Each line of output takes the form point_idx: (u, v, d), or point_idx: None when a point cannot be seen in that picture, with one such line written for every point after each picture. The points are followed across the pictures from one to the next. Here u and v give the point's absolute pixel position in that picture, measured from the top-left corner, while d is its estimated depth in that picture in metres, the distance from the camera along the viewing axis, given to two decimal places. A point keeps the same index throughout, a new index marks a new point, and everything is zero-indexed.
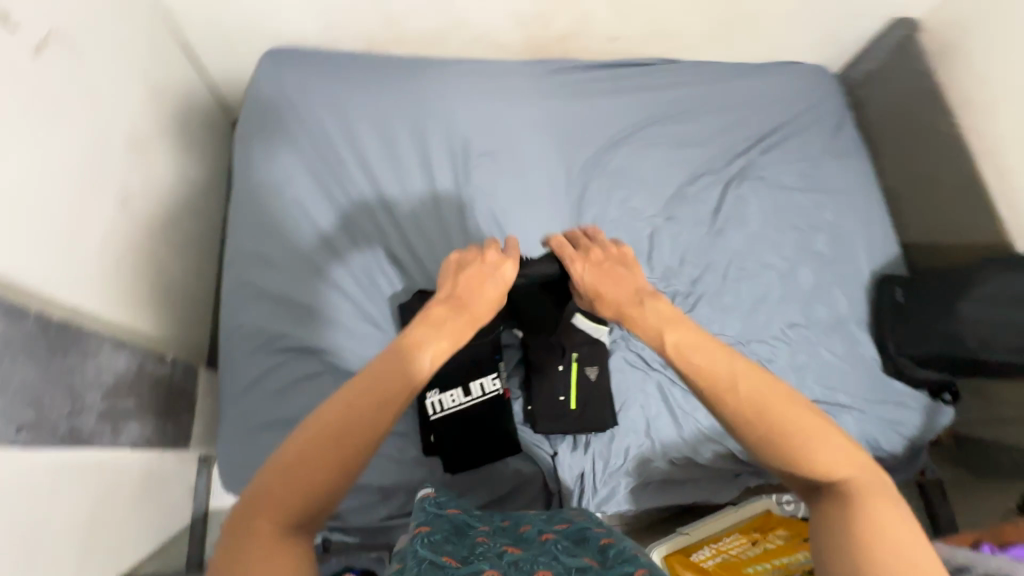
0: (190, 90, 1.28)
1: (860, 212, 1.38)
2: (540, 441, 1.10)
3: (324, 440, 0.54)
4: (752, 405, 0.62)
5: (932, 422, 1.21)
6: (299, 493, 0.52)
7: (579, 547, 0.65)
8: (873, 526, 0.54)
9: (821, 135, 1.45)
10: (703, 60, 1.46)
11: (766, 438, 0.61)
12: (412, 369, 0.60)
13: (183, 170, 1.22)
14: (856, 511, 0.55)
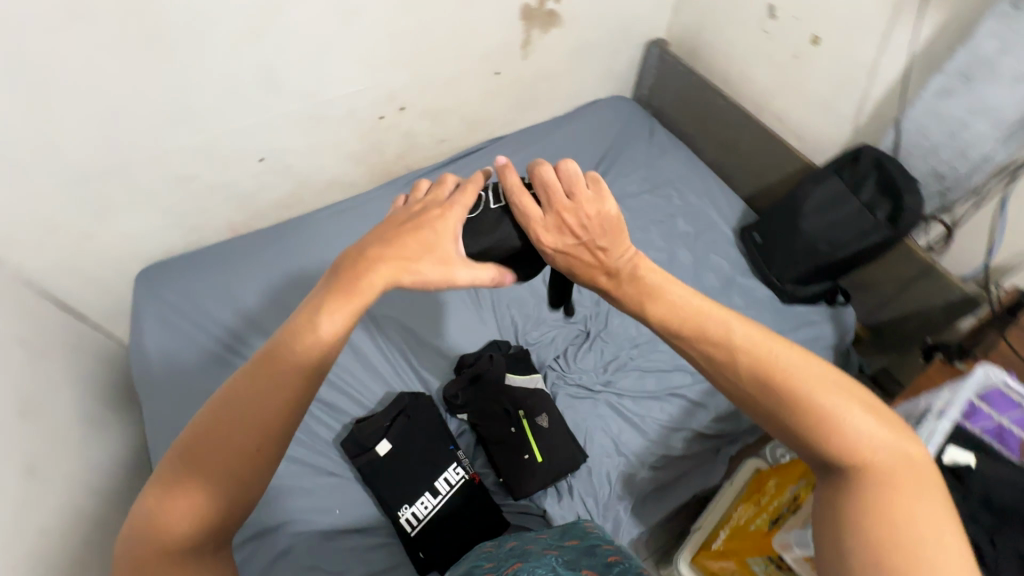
0: (79, 338, 1.31)
1: (697, 190, 1.60)
2: (527, 507, 1.10)
3: (220, 429, 0.53)
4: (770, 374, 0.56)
5: (843, 325, 1.34)
6: (198, 507, 0.52)
7: (582, 561, 0.66)
8: (895, 512, 0.48)
9: (639, 147, 1.71)
10: (520, 132, 1.72)
11: (778, 408, 0.55)
12: (299, 366, 0.54)
13: (94, 414, 1.22)
14: (881, 499, 0.49)
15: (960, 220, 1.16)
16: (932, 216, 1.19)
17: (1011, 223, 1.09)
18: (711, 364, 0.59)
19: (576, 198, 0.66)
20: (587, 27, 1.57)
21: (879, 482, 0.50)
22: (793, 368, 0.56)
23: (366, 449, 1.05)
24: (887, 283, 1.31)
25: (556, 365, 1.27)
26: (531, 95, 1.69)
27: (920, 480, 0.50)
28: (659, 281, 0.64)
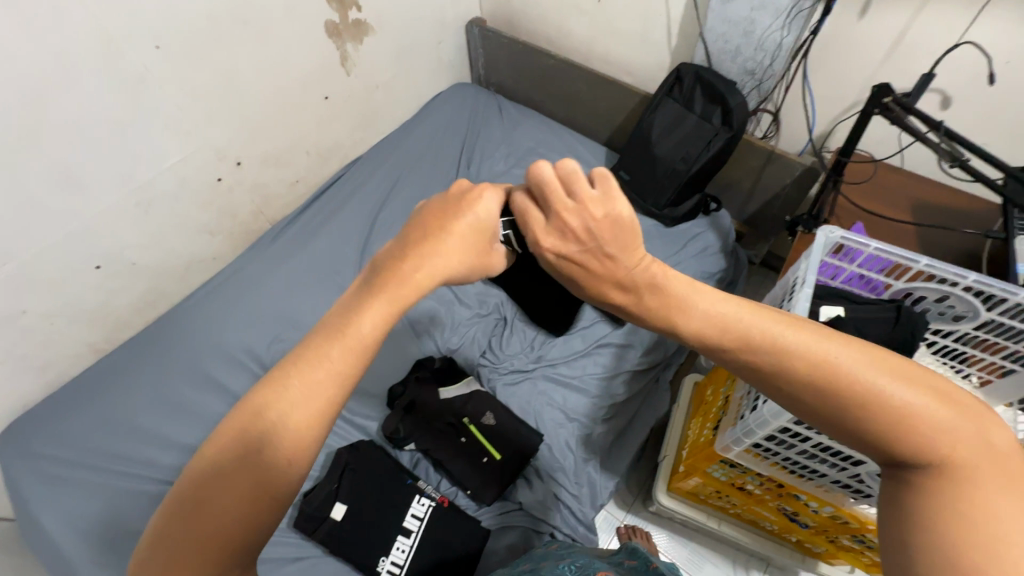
0: None
1: (558, 150, 1.65)
2: (504, 506, 1.10)
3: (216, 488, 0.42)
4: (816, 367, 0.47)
5: (722, 227, 1.45)
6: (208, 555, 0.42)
7: None
8: (970, 513, 0.40)
9: (492, 129, 1.75)
10: (374, 151, 1.70)
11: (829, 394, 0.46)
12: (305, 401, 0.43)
13: None
14: (956, 497, 0.41)
15: (779, 105, 1.28)
16: (757, 108, 1.31)
17: (817, 94, 1.22)
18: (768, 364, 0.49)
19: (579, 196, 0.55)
20: (399, 28, 1.55)
21: (952, 482, 0.41)
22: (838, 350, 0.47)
23: (322, 522, 0.99)
24: (745, 177, 1.42)
25: (486, 361, 1.27)
26: (370, 109, 1.64)
27: (999, 473, 0.41)
28: (681, 292, 0.54)
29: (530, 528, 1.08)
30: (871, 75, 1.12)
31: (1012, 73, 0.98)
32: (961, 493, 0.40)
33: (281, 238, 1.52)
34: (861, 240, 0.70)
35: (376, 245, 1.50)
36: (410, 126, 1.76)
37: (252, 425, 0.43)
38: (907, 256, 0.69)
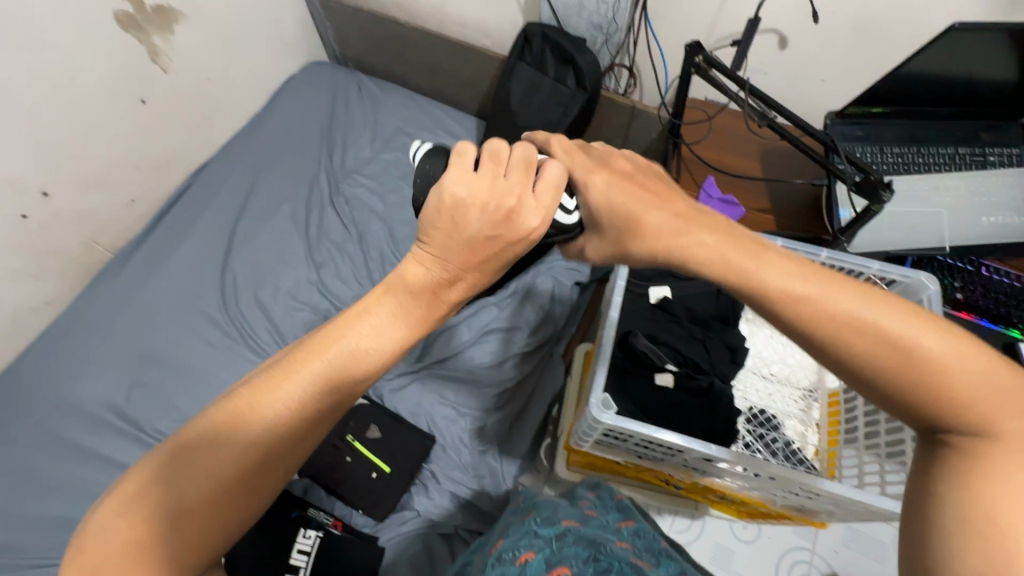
0: None
1: (427, 125, 1.55)
2: (402, 517, 1.07)
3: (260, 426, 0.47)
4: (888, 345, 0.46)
5: None
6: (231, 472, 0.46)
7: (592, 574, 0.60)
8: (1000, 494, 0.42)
9: (354, 107, 1.60)
10: (224, 151, 1.54)
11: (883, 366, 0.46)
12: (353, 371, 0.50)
13: None
14: (981, 478, 0.43)
15: (630, 59, 1.23)
16: (610, 63, 1.25)
17: (664, 47, 1.18)
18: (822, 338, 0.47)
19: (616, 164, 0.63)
20: (220, 10, 1.36)
21: (980, 457, 0.44)
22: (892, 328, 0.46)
23: None
24: (615, 135, 1.39)
25: None
26: (208, 106, 1.47)
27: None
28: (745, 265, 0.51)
29: (433, 531, 1.06)
30: (713, 20, 1.08)
31: (833, 8, 0.98)
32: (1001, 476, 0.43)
33: (127, 264, 1.36)
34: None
35: (238, 256, 1.37)
36: (262, 118, 1.59)
37: (305, 373, 0.49)
38: None
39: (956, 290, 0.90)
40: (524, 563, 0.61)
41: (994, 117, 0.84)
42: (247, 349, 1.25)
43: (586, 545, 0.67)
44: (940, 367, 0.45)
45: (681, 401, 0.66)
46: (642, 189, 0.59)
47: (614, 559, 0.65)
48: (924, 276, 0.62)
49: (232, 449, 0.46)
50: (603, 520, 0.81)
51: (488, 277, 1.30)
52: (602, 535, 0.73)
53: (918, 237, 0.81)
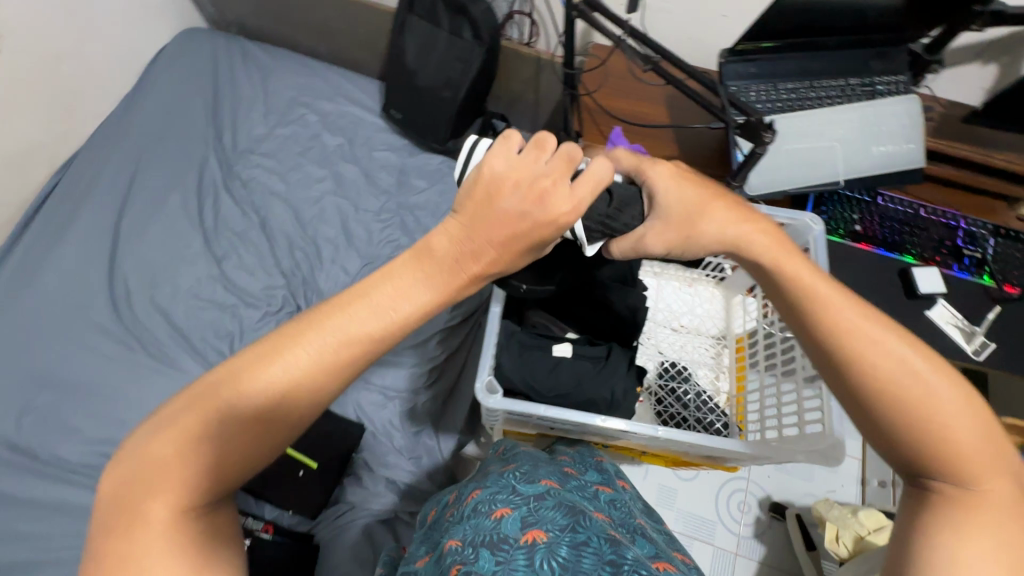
0: None
1: (324, 92, 1.42)
2: (336, 510, 1.05)
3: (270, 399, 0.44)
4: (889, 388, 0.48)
5: None
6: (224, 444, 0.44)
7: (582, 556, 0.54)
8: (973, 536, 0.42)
9: (240, 77, 1.44)
10: (94, 139, 1.36)
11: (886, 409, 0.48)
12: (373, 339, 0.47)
13: None
14: (963, 527, 0.43)
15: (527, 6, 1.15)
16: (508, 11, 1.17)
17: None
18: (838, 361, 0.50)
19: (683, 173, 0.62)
20: None
21: (970, 510, 0.44)
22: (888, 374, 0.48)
23: None
24: (524, 89, 1.32)
25: None
26: (65, 90, 1.29)
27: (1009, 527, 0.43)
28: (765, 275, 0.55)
29: (371, 519, 1.04)
30: None
31: None
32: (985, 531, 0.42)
33: None
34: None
35: (124, 256, 1.23)
36: (134, 96, 1.41)
37: (323, 349, 0.45)
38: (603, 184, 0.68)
39: (854, 223, 0.91)
40: (498, 518, 0.59)
41: (879, 45, 0.84)
42: (148, 358, 1.14)
43: (563, 510, 0.61)
44: (935, 409, 0.46)
45: (583, 368, 0.66)
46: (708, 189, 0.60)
47: (591, 531, 0.58)
48: (807, 218, 0.63)
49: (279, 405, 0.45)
50: (580, 480, 0.74)
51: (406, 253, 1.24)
52: (583, 497, 0.67)
53: (811, 176, 0.81)
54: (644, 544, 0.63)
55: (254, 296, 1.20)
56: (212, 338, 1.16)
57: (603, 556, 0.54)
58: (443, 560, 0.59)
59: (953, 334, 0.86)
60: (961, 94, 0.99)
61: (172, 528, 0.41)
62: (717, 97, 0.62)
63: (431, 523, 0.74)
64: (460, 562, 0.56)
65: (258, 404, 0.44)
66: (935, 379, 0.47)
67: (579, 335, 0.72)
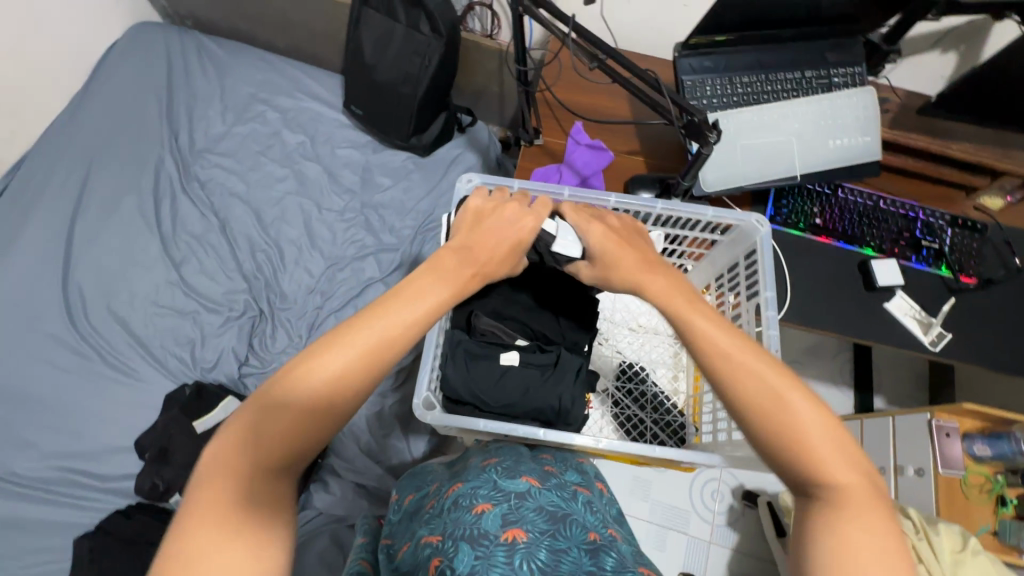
0: None
1: (284, 88, 1.38)
2: (303, 515, 1.05)
3: (341, 381, 0.46)
4: (761, 394, 0.48)
5: (480, 144, 1.34)
6: (297, 429, 0.44)
7: (560, 564, 0.53)
8: (861, 549, 0.41)
9: (195, 73, 1.39)
10: (43, 140, 1.31)
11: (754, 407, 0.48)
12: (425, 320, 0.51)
13: None
14: (837, 533, 0.42)
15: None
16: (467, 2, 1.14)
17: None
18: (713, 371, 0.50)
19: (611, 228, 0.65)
20: None
21: (838, 515, 0.43)
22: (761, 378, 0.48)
23: None
24: (489, 83, 1.30)
25: (255, 365, 1.14)
26: None
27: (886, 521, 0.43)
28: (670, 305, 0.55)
29: (339, 525, 1.03)
30: None
31: None
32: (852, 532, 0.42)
33: None
34: (500, 181, 0.72)
35: (78, 262, 1.19)
36: (84, 95, 1.35)
37: (384, 335, 0.48)
38: (548, 188, 0.71)
39: (815, 216, 0.91)
40: (478, 514, 0.58)
41: (837, 35, 0.82)
42: (107, 368, 1.12)
43: (544, 512, 0.60)
44: (802, 421, 0.46)
45: (530, 375, 0.69)
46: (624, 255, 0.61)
47: (572, 535, 0.58)
48: (754, 219, 0.63)
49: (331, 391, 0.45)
50: (563, 480, 0.72)
51: (371, 253, 1.22)
52: (565, 493, 0.66)
53: (768, 171, 0.80)
54: (622, 548, 0.62)
55: (215, 301, 1.17)
56: (173, 346, 1.14)
57: (581, 564, 0.54)
58: (422, 552, 0.59)
59: (912, 326, 0.86)
60: (921, 84, 0.98)
61: (251, 491, 0.41)
62: (664, 98, 0.61)
63: (410, 512, 0.73)
64: (439, 557, 0.56)
65: (336, 381, 0.45)
66: (791, 385, 0.48)
67: (529, 340, 0.75)
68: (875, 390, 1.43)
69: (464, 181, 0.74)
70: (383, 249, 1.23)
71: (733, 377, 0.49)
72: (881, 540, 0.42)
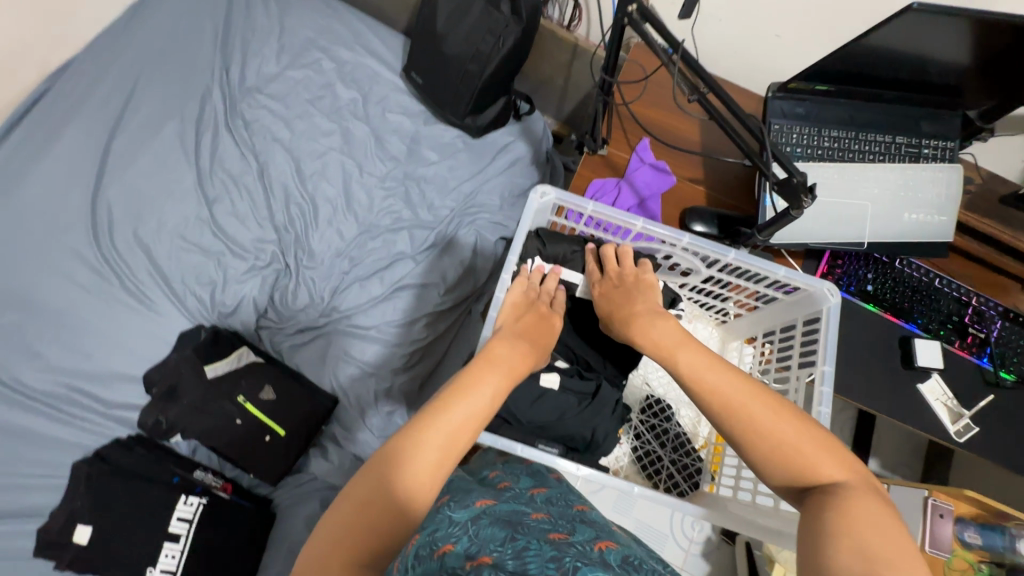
0: None
1: (345, 38, 1.33)
2: (297, 477, 1.05)
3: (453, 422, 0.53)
4: (743, 407, 0.54)
5: (533, 136, 1.30)
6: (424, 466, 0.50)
7: (527, 559, 0.48)
8: (858, 526, 0.45)
9: (257, 6, 1.34)
10: (92, 46, 1.27)
11: (742, 423, 0.54)
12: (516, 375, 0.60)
13: None
14: (844, 520, 0.46)
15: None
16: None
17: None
18: (703, 394, 0.57)
19: (624, 270, 0.71)
20: None
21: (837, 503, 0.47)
22: (744, 396, 0.55)
23: (78, 538, 0.88)
24: (555, 73, 1.26)
25: (273, 316, 1.15)
26: None
27: (882, 500, 0.48)
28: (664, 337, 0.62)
29: (331, 492, 1.03)
30: None
31: None
32: (854, 515, 0.46)
33: None
34: (575, 200, 0.69)
35: (109, 180, 1.16)
36: (140, 8, 1.31)
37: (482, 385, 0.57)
38: (625, 216, 0.69)
39: (867, 282, 0.89)
40: (439, 555, 0.51)
41: (933, 105, 0.78)
42: (125, 293, 1.10)
43: (501, 524, 0.56)
44: (786, 431, 0.52)
45: (565, 401, 0.72)
46: (623, 295, 0.69)
47: (526, 540, 0.52)
48: (825, 288, 0.63)
49: (371, 528, 0.45)
50: (516, 489, 0.67)
51: (406, 225, 1.19)
52: (518, 504, 0.61)
53: (836, 232, 0.78)
54: (587, 531, 0.57)
55: (242, 247, 1.15)
56: (193, 283, 1.12)
57: (543, 555, 0.49)
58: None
59: (941, 413, 0.85)
60: (1000, 165, 0.94)
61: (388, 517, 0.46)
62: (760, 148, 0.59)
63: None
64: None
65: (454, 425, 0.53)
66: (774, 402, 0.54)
67: (567, 365, 0.77)
68: (871, 453, 1.42)
69: (536, 193, 0.70)
70: (418, 224, 1.20)
71: (721, 394, 0.55)
72: (883, 523, 0.46)
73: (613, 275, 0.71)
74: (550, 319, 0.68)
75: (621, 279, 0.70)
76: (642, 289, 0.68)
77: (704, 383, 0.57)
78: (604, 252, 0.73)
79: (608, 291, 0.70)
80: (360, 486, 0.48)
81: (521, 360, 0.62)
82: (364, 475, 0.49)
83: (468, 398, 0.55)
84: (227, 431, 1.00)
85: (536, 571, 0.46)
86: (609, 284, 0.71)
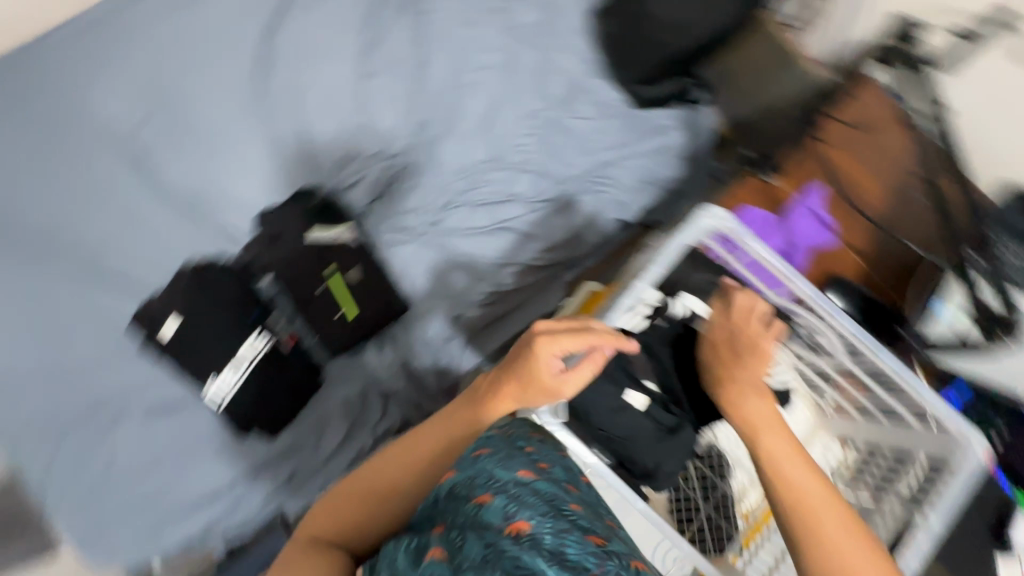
0: None
1: None
2: (350, 358, 1.12)
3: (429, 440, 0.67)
4: (802, 501, 0.60)
5: (692, 129, 1.24)
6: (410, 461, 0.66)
7: (566, 547, 0.52)
8: None
9: None
10: None
11: (795, 514, 0.60)
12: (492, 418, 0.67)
13: None
14: None
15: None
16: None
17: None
18: (771, 476, 0.63)
19: (744, 327, 0.73)
20: None
21: None
22: (804, 488, 0.61)
23: (163, 333, 0.98)
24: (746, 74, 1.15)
25: (376, 207, 1.15)
26: None
27: None
28: (759, 416, 0.67)
29: (376, 381, 1.12)
30: None
31: None
32: None
33: None
34: (741, 233, 0.75)
35: None
36: None
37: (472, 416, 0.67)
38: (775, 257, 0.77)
39: None
40: (479, 508, 0.59)
41: None
42: None
43: (542, 501, 0.60)
44: (830, 535, 0.58)
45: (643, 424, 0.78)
46: (734, 353, 0.73)
47: (561, 528, 0.56)
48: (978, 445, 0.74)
49: (334, 534, 0.63)
50: (553, 476, 0.67)
51: (533, 170, 1.18)
52: (555, 483, 0.65)
53: None
54: (618, 537, 0.60)
55: (376, 126, 1.13)
56: (320, 141, 1.11)
57: (581, 553, 0.52)
58: (406, 560, 0.52)
59: None
60: None
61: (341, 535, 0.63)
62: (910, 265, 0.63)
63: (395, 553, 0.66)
64: (444, 556, 0.52)
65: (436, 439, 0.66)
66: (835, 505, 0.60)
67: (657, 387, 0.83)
68: None
69: (696, 215, 0.75)
70: (545, 173, 1.18)
71: (788, 483, 0.62)
72: None
73: (730, 324, 0.75)
74: (546, 350, 0.62)
75: (733, 331, 0.74)
76: (749, 352, 0.72)
77: (771, 461, 0.64)
78: (735, 296, 0.75)
79: (721, 344, 0.75)
80: (360, 474, 0.67)
81: (521, 388, 0.64)
82: (352, 482, 0.66)
83: (450, 424, 0.67)
84: (308, 294, 1.05)
85: (578, 563, 0.51)
86: (725, 335, 0.75)
